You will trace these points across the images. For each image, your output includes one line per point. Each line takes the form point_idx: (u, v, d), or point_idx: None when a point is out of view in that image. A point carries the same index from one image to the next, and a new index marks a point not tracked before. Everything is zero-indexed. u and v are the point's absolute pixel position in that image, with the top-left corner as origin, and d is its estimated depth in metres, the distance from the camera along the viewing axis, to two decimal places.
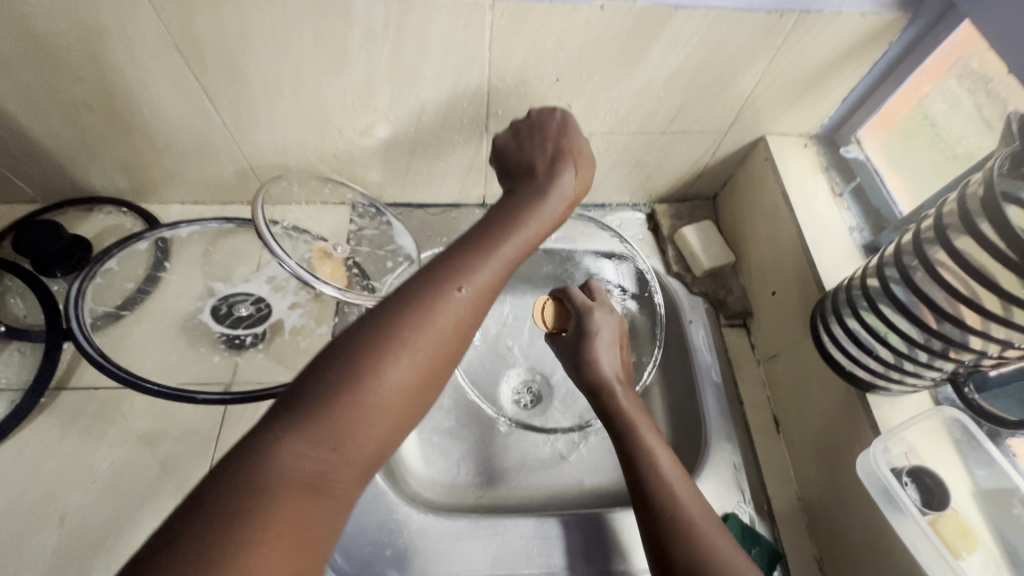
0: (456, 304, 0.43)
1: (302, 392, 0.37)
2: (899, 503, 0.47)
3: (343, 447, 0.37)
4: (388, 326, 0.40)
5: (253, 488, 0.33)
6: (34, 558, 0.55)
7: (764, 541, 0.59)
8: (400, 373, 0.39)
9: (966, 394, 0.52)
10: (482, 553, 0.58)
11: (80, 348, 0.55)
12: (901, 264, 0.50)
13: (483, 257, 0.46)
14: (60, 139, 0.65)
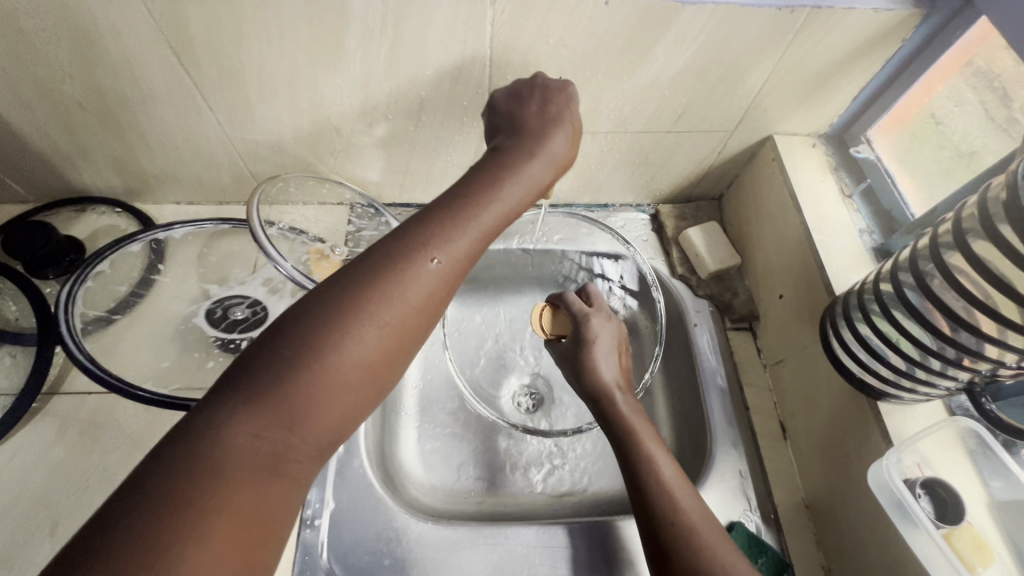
0: (422, 275, 0.41)
1: (252, 367, 0.36)
2: (912, 516, 0.45)
3: (298, 425, 0.36)
4: (348, 297, 0.39)
5: (210, 469, 0.33)
6: (24, 567, 0.53)
7: (771, 551, 0.58)
8: (359, 347, 0.38)
9: (983, 405, 0.50)
10: (483, 562, 0.57)
11: (71, 355, 0.53)
12: (916, 269, 0.48)
13: (457, 228, 0.44)
14: (50, 137, 0.64)
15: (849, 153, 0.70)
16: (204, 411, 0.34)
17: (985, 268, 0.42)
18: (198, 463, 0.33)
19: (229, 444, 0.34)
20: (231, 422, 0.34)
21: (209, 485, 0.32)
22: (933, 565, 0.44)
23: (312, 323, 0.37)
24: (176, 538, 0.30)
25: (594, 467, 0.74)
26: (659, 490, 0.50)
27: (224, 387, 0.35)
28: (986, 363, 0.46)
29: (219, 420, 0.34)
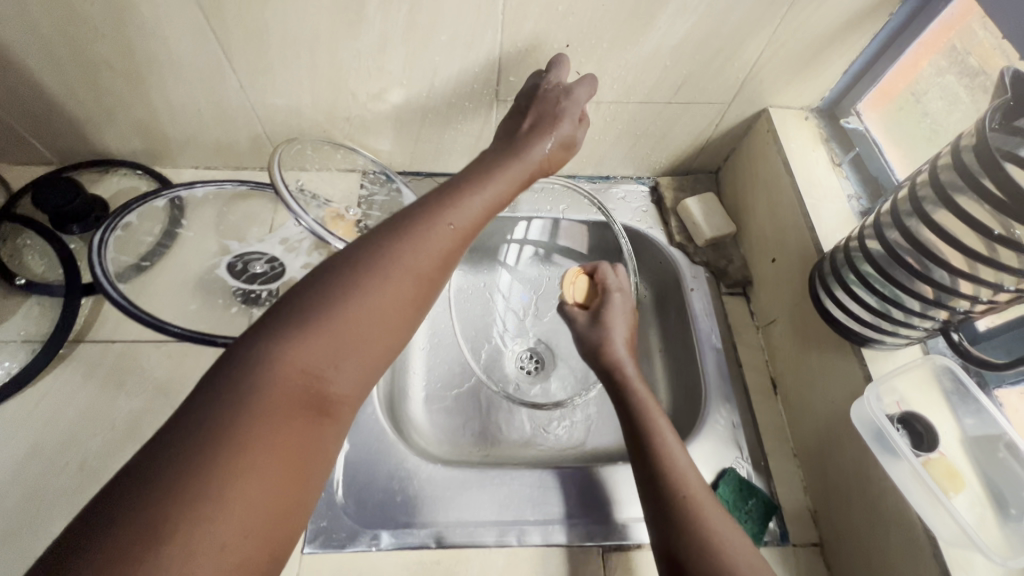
0: (437, 238, 0.46)
1: (286, 308, 0.40)
2: (892, 447, 0.49)
3: (333, 364, 0.39)
4: (372, 253, 0.43)
5: (244, 400, 0.35)
6: (55, 498, 0.56)
7: (760, 494, 0.62)
8: (386, 296, 0.42)
9: (956, 341, 0.50)
10: (489, 501, 0.60)
11: (103, 292, 0.56)
12: (900, 220, 0.52)
13: (459, 203, 0.48)
14: (77, 97, 0.67)
15: (839, 125, 0.74)
16: (243, 349, 0.37)
17: (963, 212, 0.45)
18: (237, 396, 0.35)
19: (273, 376, 0.36)
20: (268, 355, 0.37)
21: (251, 413, 0.35)
22: (909, 492, 0.48)
23: (341, 272, 0.42)
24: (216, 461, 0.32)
25: (591, 427, 0.78)
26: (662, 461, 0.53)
27: (258, 330, 0.38)
28: (961, 302, 0.49)
29: (263, 352, 0.37)
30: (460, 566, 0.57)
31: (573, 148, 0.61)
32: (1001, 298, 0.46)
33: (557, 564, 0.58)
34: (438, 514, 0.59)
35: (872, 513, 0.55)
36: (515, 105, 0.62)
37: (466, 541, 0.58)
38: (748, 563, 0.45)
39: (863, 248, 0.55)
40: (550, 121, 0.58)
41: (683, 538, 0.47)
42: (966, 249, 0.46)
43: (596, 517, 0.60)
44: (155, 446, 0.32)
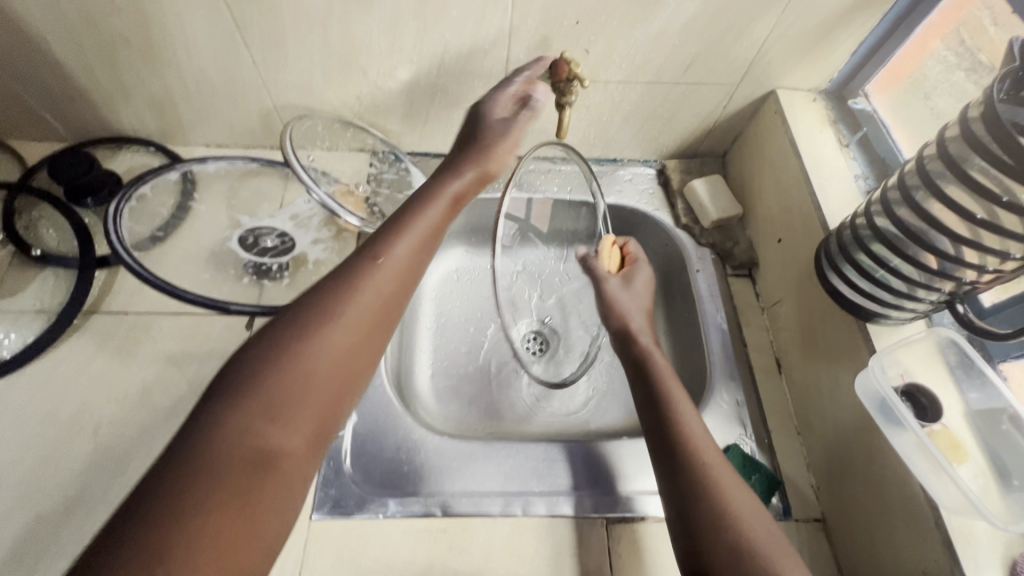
0: (378, 279, 0.45)
1: (230, 376, 0.38)
2: (895, 418, 0.50)
3: (282, 426, 0.37)
4: (310, 310, 0.42)
5: (194, 470, 0.33)
6: (71, 461, 0.58)
7: (764, 470, 0.62)
8: (332, 345, 0.41)
9: (961, 312, 0.51)
10: (495, 472, 0.61)
11: (121, 260, 0.57)
12: (906, 191, 0.52)
13: (397, 237, 0.48)
14: (92, 73, 0.68)
15: (848, 106, 0.74)
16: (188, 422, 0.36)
17: (975, 181, 0.45)
18: (187, 473, 0.33)
19: (221, 445, 0.35)
20: (214, 424, 0.36)
21: (203, 483, 0.33)
22: (912, 462, 0.49)
23: (280, 334, 0.40)
24: (172, 537, 0.31)
25: (596, 405, 0.79)
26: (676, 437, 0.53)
27: (202, 403, 0.37)
28: (967, 273, 0.49)
29: (204, 426, 0.35)
30: (465, 535, 0.57)
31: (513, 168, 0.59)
32: (1008, 266, 0.47)
33: (562, 535, 0.58)
34: (445, 484, 0.60)
35: (874, 486, 0.55)
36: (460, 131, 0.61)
37: (470, 510, 0.59)
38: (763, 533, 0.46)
39: (869, 220, 0.55)
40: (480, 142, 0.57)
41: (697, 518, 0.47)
42: (975, 220, 0.46)
43: (600, 489, 0.61)
44: (108, 532, 0.30)
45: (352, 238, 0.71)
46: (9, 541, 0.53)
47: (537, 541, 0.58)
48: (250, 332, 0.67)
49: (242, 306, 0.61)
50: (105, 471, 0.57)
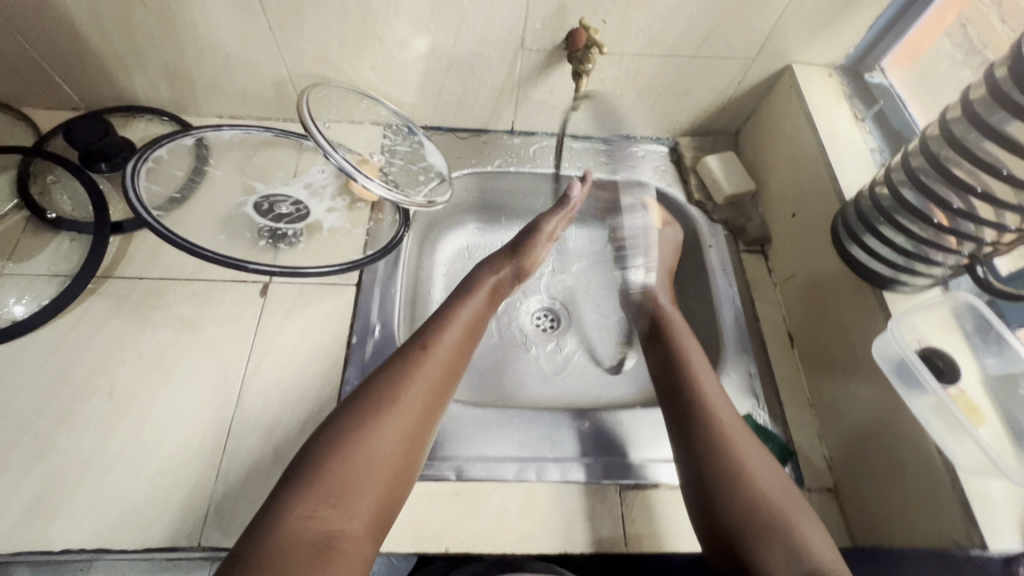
0: (421, 373, 0.54)
1: (300, 464, 0.47)
2: (915, 382, 0.50)
3: (342, 511, 0.45)
4: (364, 407, 0.51)
5: (270, 550, 0.41)
6: (85, 423, 0.57)
7: (775, 439, 0.63)
8: (385, 434, 0.49)
9: (978, 274, 0.52)
10: (509, 439, 0.62)
11: (143, 221, 0.58)
12: (929, 151, 0.52)
13: (438, 336, 0.58)
14: (109, 37, 0.67)
15: (864, 80, 0.74)
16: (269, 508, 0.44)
17: (1002, 140, 0.45)
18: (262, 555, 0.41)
19: (292, 531, 0.43)
20: (287, 509, 0.44)
21: (276, 557, 0.41)
22: (930, 424, 0.49)
23: (339, 430, 0.49)
24: None
25: (606, 384, 0.78)
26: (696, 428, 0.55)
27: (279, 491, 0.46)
28: (986, 234, 0.50)
29: (281, 515, 0.43)
30: (479, 498, 0.57)
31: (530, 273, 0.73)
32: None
33: (578, 501, 0.58)
34: (459, 448, 0.60)
35: (892, 454, 0.55)
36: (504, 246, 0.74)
37: (485, 475, 0.59)
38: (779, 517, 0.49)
39: (889, 183, 0.56)
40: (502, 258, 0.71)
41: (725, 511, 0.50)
42: (1001, 178, 0.46)
43: (613, 457, 0.61)
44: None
45: (367, 208, 0.73)
46: (24, 498, 0.53)
47: (552, 507, 0.58)
48: (265, 299, 0.67)
49: (258, 266, 0.62)
50: (120, 431, 0.57)
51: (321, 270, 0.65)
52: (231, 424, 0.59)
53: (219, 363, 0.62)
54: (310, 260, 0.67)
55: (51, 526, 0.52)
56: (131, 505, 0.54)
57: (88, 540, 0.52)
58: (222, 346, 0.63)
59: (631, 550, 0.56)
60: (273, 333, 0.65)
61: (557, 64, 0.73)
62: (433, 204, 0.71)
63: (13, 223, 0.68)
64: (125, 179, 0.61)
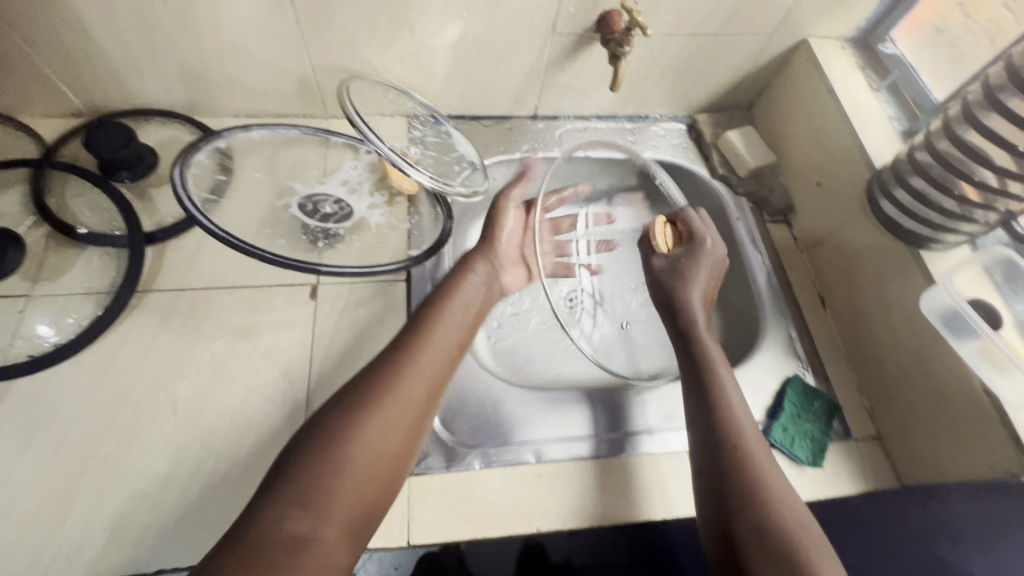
0: (411, 380, 0.51)
1: (290, 459, 0.45)
2: (968, 328, 0.55)
3: (315, 513, 0.42)
4: (353, 405, 0.48)
5: (248, 545, 0.39)
6: (153, 442, 0.56)
7: (825, 396, 0.67)
8: (369, 440, 0.47)
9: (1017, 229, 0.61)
10: (568, 421, 0.64)
11: (197, 223, 0.56)
12: (972, 116, 0.56)
13: (430, 340, 0.55)
14: (122, 37, 0.63)
15: (877, 51, 0.77)
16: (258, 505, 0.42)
17: None
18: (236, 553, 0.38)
19: (264, 531, 0.40)
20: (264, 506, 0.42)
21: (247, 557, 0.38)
22: (979, 367, 0.55)
23: (323, 433, 0.46)
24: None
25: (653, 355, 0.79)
26: (717, 407, 0.54)
27: (265, 487, 0.44)
28: (1015, 187, 0.56)
29: (253, 516, 0.41)
30: (562, 478, 0.59)
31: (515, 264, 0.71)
32: None
33: (652, 470, 0.61)
34: (530, 432, 0.62)
35: (935, 399, 0.60)
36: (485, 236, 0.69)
37: (562, 456, 0.61)
38: (781, 501, 0.47)
39: (926, 148, 0.60)
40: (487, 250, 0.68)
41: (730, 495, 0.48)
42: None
43: (677, 425, 0.65)
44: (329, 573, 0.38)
45: (406, 203, 0.72)
46: (105, 523, 0.52)
47: (629, 478, 0.60)
48: (316, 301, 0.66)
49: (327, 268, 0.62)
50: (192, 447, 0.56)
51: (384, 269, 0.64)
52: None
53: (282, 369, 0.61)
54: (359, 257, 0.66)
55: (139, 549, 0.51)
56: (218, 519, 0.53)
57: (177, 558, 0.51)
58: (282, 351, 0.62)
59: None
60: (331, 334, 0.64)
61: (588, 47, 0.73)
62: (474, 195, 0.69)
63: (34, 241, 0.64)
64: (173, 187, 0.58)
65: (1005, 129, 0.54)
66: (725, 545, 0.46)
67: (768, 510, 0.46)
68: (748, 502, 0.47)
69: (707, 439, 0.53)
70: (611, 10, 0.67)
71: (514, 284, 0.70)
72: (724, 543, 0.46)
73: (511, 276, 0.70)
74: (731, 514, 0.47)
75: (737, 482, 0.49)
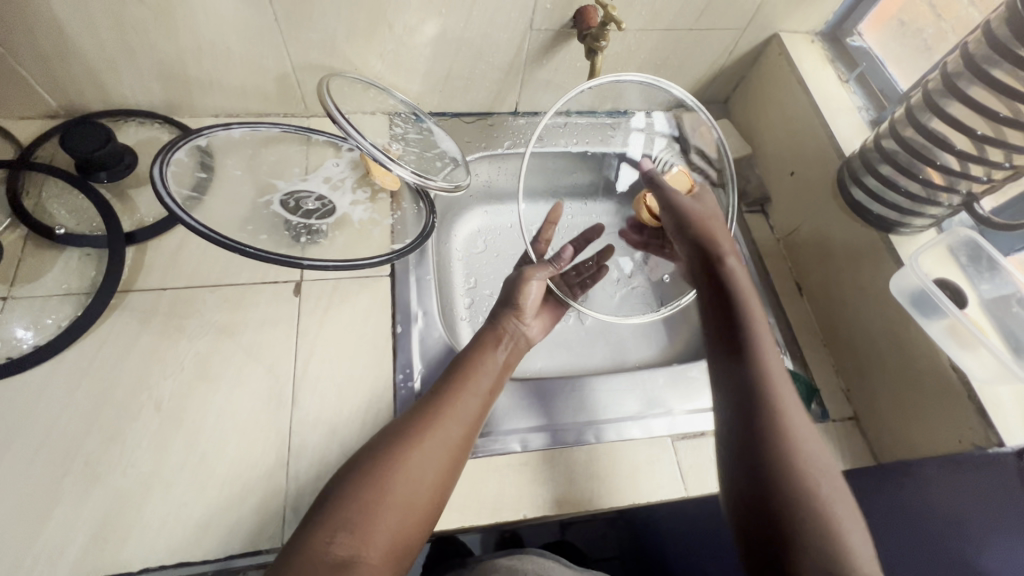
0: (451, 417, 0.52)
1: (336, 487, 0.47)
2: (935, 308, 0.57)
3: (361, 537, 0.43)
4: (396, 438, 0.50)
5: (294, 562, 0.41)
6: (137, 440, 0.56)
7: (801, 379, 0.68)
8: (412, 473, 0.48)
9: (977, 210, 0.60)
10: (550, 408, 0.65)
11: (178, 220, 0.56)
12: (934, 103, 0.58)
13: (471, 380, 0.56)
14: (97, 36, 0.63)
15: (845, 45, 0.80)
16: (307, 527, 0.44)
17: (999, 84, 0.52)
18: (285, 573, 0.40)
19: (313, 555, 0.42)
20: (312, 531, 0.43)
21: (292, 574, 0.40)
22: (945, 345, 0.57)
23: (372, 464, 0.48)
24: None
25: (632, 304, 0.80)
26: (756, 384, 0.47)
27: (313, 512, 0.45)
28: (975, 171, 0.57)
29: (300, 541, 0.43)
30: (549, 465, 0.60)
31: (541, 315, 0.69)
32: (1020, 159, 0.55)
33: (635, 454, 0.62)
34: (515, 422, 0.63)
35: (909, 380, 0.62)
36: (504, 296, 0.66)
37: (548, 444, 0.62)
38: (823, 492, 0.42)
39: (891, 135, 0.62)
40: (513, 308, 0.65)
41: (767, 484, 0.42)
42: (999, 119, 0.53)
43: (660, 411, 0.66)
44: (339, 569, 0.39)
45: (388, 199, 0.73)
46: (88, 524, 0.51)
47: (614, 462, 0.61)
48: (300, 298, 0.66)
49: (309, 262, 0.62)
50: (177, 444, 0.56)
51: (367, 261, 0.65)
52: (291, 424, 0.59)
53: (267, 366, 0.62)
54: (342, 252, 0.66)
55: (123, 547, 0.51)
56: (204, 517, 0.53)
57: (164, 556, 0.51)
58: (266, 348, 0.63)
59: (691, 493, 0.61)
60: (315, 329, 0.65)
61: (565, 43, 0.75)
62: (457, 188, 0.69)
63: (10, 243, 0.63)
64: (153, 185, 0.57)
65: (964, 115, 0.56)
66: (760, 538, 0.41)
67: (812, 500, 0.41)
68: (787, 486, 0.42)
69: (737, 413, 0.46)
70: (586, 5, 0.68)
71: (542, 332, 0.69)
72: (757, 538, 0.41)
73: (537, 327, 0.68)
74: (766, 501, 0.42)
75: (776, 468, 0.43)
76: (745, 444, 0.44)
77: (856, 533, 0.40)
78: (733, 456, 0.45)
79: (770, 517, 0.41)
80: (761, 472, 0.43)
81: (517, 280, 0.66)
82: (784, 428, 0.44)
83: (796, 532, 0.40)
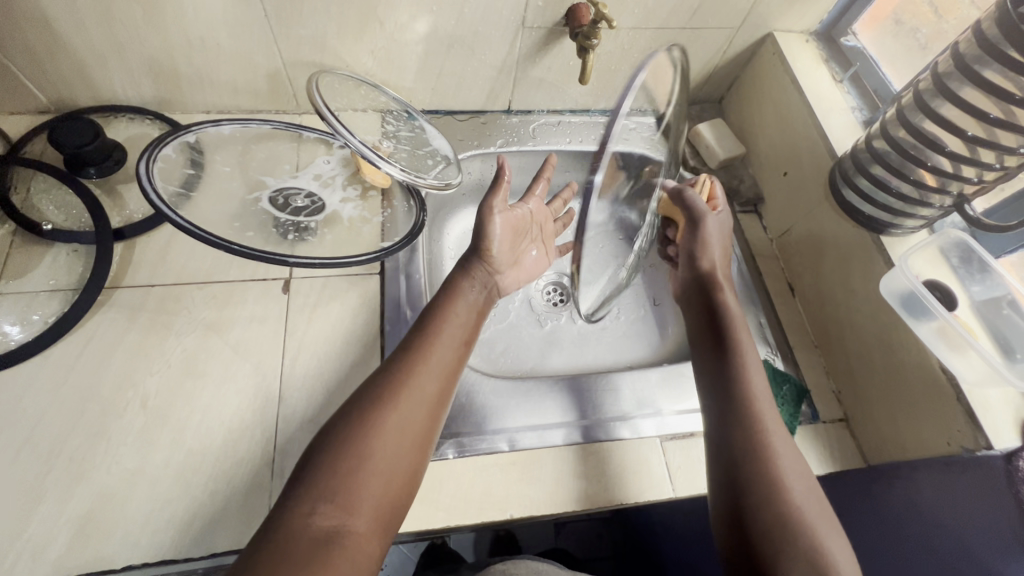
0: (422, 382, 0.51)
1: (311, 460, 0.46)
2: (924, 309, 0.57)
3: (344, 507, 0.43)
4: (368, 405, 0.49)
5: (275, 540, 0.40)
6: (122, 437, 0.55)
7: (793, 379, 0.67)
8: (392, 441, 0.47)
9: (968, 210, 0.59)
10: (538, 407, 0.65)
11: (165, 217, 0.56)
12: (925, 102, 0.58)
13: (438, 339, 0.55)
14: (86, 32, 0.63)
15: (839, 44, 0.79)
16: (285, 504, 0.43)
17: (990, 85, 0.51)
18: (267, 552, 0.39)
19: (294, 529, 0.41)
20: (290, 505, 0.43)
21: (271, 554, 0.39)
22: (935, 346, 0.56)
23: (347, 430, 0.47)
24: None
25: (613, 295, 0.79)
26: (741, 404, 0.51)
27: (291, 487, 0.44)
28: (967, 172, 0.57)
29: (279, 517, 0.42)
30: (536, 465, 0.60)
31: (514, 262, 0.68)
32: (1012, 161, 0.54)
33: (624, 455, 0.62)
34: (503, 422, 0.63)
35: (900, 379, 0.61)
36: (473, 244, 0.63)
37: (536, 444, 0.61)
38: (801, 500, 0.46)
39: (881, 135, 0.62)
40: (481, 257, 0.63)
41: (750, 493, 0.46)
42: (990, 120, 0.52)
43: (650, 411, 0.66)
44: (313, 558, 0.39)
45: (379, 196, 0.73)
46: (71, 521, 0.51)
47: (602, 462, 0.61)
48: (289, 295, 0.66)
49: (297, 259, 0.61)
50: (162, 441, 0.56)
51: (356, 258, 0.64)
52: (277, 422, 0.58)
53: (254, 364, 0.61)
54: (333, 249, 0.66)
55: (107, 544, 0.50)
56: (188, 514, 0.53)
57: (147, 552, 0.51)
58: (254, 346, 0.62)
59: (679, 494, 0.60)
60: (303, 326, 0.64)
61: (557, 41, 0.74)
62: (447, 187, 0.68)
63: None
64: (139, 181, 0.57)
65: (955, 116, 0.56)
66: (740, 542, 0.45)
67: (790, 507, 0.45)
68: (761, 495, 0.46)
69: (723, 428, 0.51)
70: (578, 3, 0.68)
71: (514, 280, 0.69)
72: (739, 542, 0.45)
73: (510, 276, 0.68)
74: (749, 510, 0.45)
75: (757, 480, 0.47)
76: (730, 456, 0.49)
77: (825, 528, 0.44)
78: (720, 465, 0.49)
79: (749, 522, 0.45)
80: (745, 483, 0.47)
81: (480, 215, 0.60)
82: (766, 442, 0.49)
83: (775, 535, 0.44)
